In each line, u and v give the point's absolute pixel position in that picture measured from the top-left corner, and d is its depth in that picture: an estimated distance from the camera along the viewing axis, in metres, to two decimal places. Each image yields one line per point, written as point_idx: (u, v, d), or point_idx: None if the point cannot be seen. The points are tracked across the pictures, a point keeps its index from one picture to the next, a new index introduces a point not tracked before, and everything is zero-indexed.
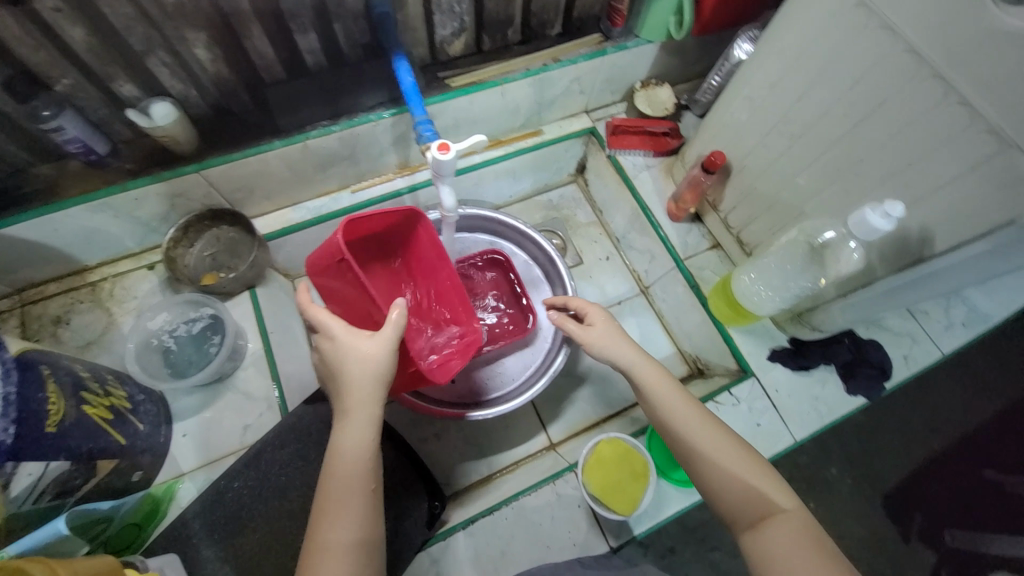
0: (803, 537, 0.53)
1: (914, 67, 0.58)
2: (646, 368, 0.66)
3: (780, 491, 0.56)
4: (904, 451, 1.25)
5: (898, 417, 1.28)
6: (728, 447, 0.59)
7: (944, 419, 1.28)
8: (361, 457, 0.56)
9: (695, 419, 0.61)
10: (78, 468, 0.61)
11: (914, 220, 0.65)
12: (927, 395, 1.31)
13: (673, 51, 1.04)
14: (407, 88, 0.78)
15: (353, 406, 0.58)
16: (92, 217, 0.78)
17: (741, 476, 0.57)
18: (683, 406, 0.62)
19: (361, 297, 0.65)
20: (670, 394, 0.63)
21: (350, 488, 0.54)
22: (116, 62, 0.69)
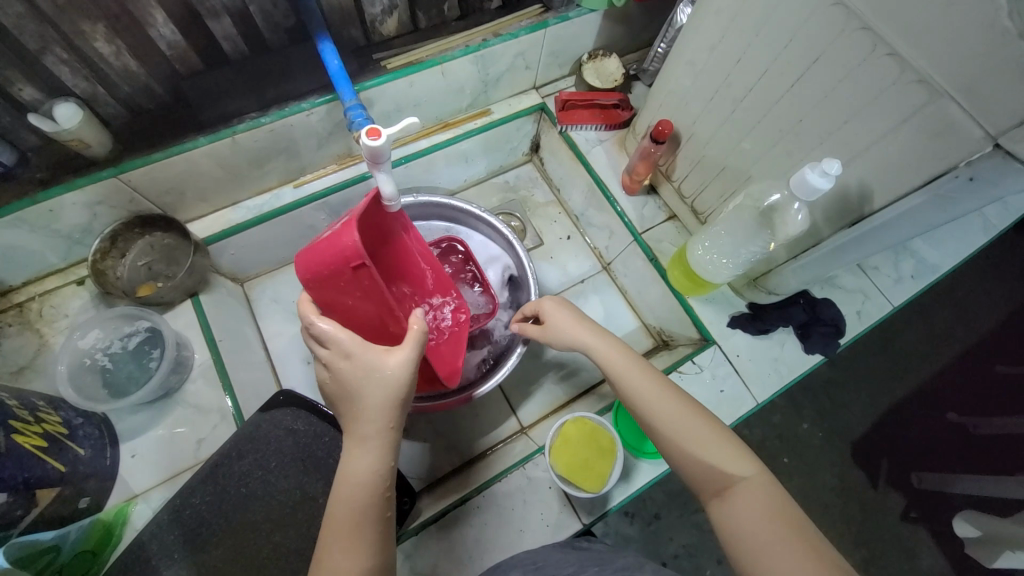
0: (763, 502, 0.52)
1: (843, 20, 0.57)
2: (610, 354, 0.66)
3: (736, 458, 0.55)
4: (867, 402, 1.30)
5: (860, 370, 1.33)
6: (690, 421, 0.58)
7: (903, 368, 1.33)
8: (373, 477, 0.54)
9: (657, 397, 0.60)
10: (17, 499, 0.58)
11: (853, 176, 0.65)
12: (887, 347, 1.35)
13: (617, 20, 1.01)
14: (336, 72, 0.74)
15: (365, 426, 0.56)
16: (5, 234, 0.72)
17: (699, 449, 0.56)
18: (644, 382, 0.62)
19: (374, 308, 0.64)
20: (642, 376, 0.62)
21: (352, 510, 0.52)
22: (9, 63, 0.63)
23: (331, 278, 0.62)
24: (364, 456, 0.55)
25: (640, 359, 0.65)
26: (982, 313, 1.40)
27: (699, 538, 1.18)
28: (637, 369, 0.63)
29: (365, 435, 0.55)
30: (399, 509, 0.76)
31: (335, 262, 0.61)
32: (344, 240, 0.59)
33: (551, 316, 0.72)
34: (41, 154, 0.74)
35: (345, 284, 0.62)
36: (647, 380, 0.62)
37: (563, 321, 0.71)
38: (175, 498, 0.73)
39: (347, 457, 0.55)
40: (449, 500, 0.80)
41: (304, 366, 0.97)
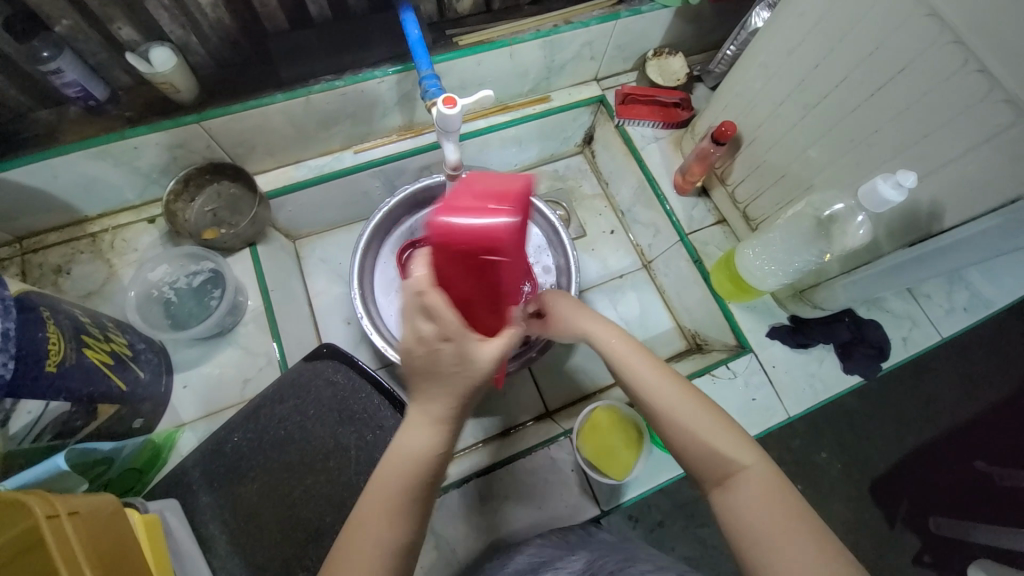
0: (763, 493, 0.52)
1: (935, 32, 0.56)
2: (614, 341, 0.65)
3: (739, 448, 0.54)
4: (894, 437, 1.27)
5: (891, 402, 1.30)
6: (693, 411, 0.57)
7: (935, 408, 1.29)
8: (427, 464, 0.50)
9: (660, 384, 0.60)
10: (79, 410, 0.61)
11: (926, 193, 0.64)
12: (922, 384, 1.31)
13: (688, 19, 1.01)
14: (414, 41, 0.75)
15: (434, 406, 0.51)
16: (91, 165, 0.77)
17: (700, 436, 0.55)
18: (643, 368, 0.61)
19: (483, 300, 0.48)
20: (643, 366, 0.62)
21: (396, 491, 0.49)
22: (116, 4, 0.67)
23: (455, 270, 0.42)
24: (420, 441, 0.51)
25: (642, 349, 0.64)
26: None
27: (702, 551, 1.18)
28: (638, 357, 0.63)
29: (425, 418, 0.51)
30: None
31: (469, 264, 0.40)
32: (495, 253, 0.39)
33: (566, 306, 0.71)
34: (131, 94, 0.78)
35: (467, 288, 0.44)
36: (650, 367, 0.62)
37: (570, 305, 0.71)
38: (217, 432, 0.76)
39: (402, 436, 0.51)
40: (471, 469, 0.82)
41: (344, 326, 1.01)
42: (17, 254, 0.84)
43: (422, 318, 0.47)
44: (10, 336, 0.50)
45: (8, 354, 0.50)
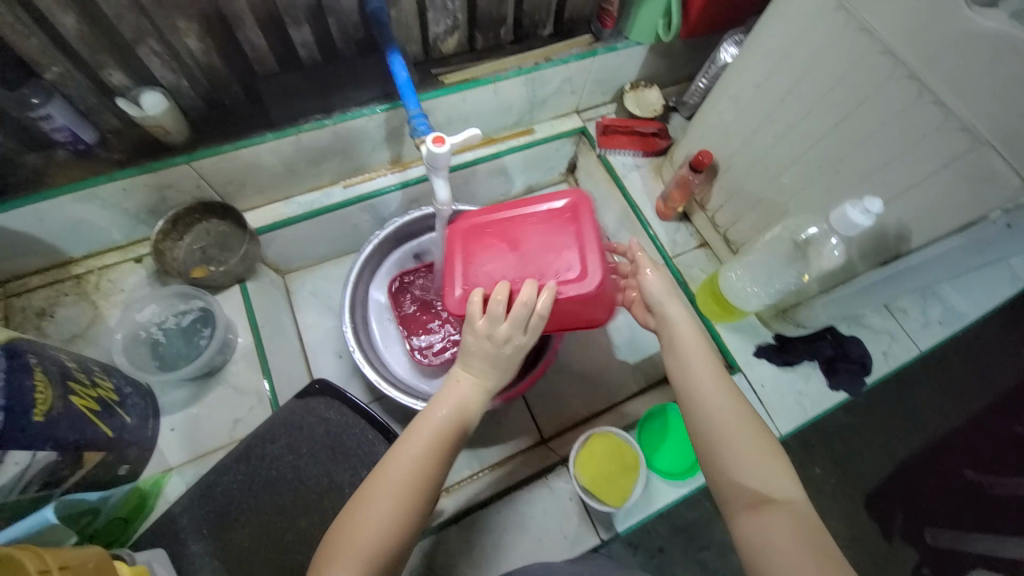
0: (798, 527, 0.51)
1: (890, 69, 0.60)
2: (692, 343, 0.64)
3: (783, 480, 0.54)
4: (883, 449, 1.29)
5: (878, 415, 1.32)
6: (746, 432, 0.57)
7: (919, 419, 1.32)
8: (464, 416, 0.60)
9: (724, 401, 0.59)
10: (65, 458, 0.59)
11: (892, 216, 0.68)
12: (906, 396, 1.34)
13: (662, 54, 1.06)
14: (402, 83, 0.78)
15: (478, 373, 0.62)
16: (79, 208, 0.77)
17: (750, 458, 0.55)
18: (710, 375, 0.61)
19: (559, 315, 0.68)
20: (712, 374, 0.61)
21: (433, 441, 0.57)
22: (107, 52, 0.68)
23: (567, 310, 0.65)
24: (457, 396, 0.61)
25: (714, 359, 0.64)
26: (1004, 370, 1.38)
27: None
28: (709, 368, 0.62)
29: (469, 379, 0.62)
30: None
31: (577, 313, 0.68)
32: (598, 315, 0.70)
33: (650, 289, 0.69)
34: (119, 136, 0.79)
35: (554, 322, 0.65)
36: (715, 378, 0.61)
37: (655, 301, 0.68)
38: (205, 477, 0.75)
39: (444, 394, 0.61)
40: (468, 504, 0.81)
41: (336, 359, 1.00)
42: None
43: (523, 330, 0.62)
44: None
45: None
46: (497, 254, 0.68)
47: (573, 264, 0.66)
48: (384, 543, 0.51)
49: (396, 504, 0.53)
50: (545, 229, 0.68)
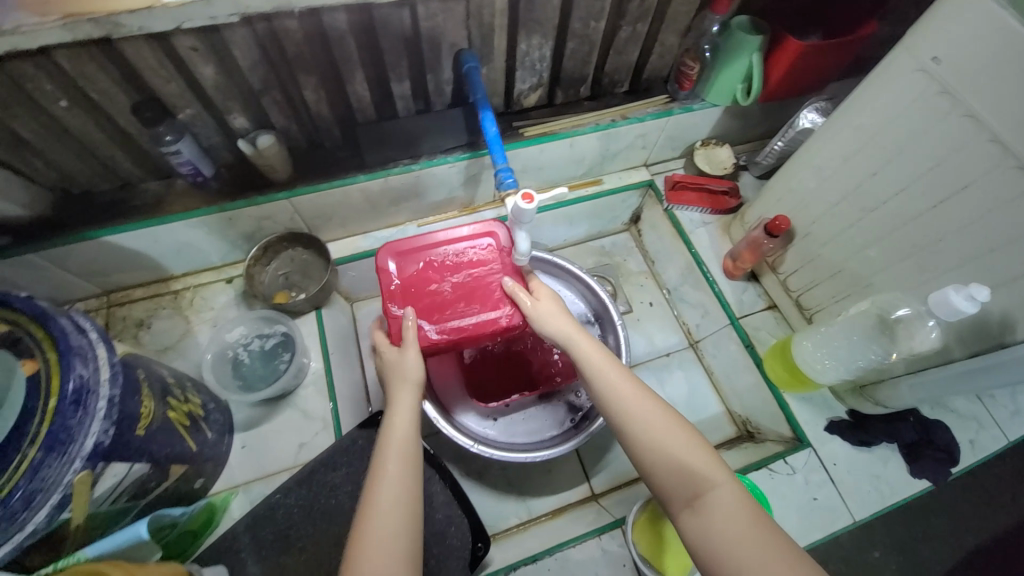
0: (734, 512, 0.52)
1: (1001, 157, 0.58)
2: (594, 353, 0.66)
3: (708, 467, 0.56)
4: (959, 543, 1.17)
5: (956, 503, 1.20)
6: (663, 428, 0.58)
7: (1000, 510, 1.20)
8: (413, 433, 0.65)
9: (640, 404, 0.61)
10: (155, 472, 0.63)
11: (999, 303, 0.64)
12: (987, 488, 1.21)
13: (736, 115, 1.07)
14: (491, 137, 0.81)
15: (398, 393, 0.67)
16: (188, 231, 0.85)
17: (673, 453, 0.57)
18: (619, 379, 0.63)
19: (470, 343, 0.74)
20: (621, 379, 0.63)
21: (403, 458, 0.61)
22: (235, 98, 0.76)
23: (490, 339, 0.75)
24: (408, 418, 0.66)
25: (623, 367, 0.66)
26: None
27: None
28: (617, 377, 0.63)
29: (405, 400, 0.67)
30: (473, 555, 0.75)
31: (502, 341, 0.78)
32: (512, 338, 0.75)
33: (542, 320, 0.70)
34: (231, 170, 0.87)
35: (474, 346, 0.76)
36: (626, 384, 0.63)
37: (551, 321, 0.70)
38: (268, 500, 0.77)
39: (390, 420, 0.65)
40: (518, 557, 0.79)
41: None
42: (104, 306, 0.91)
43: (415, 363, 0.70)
44: (114, 403, 0.53)
45: (110, 420, 0.53)
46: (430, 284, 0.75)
47: (485, 304, 0.74)
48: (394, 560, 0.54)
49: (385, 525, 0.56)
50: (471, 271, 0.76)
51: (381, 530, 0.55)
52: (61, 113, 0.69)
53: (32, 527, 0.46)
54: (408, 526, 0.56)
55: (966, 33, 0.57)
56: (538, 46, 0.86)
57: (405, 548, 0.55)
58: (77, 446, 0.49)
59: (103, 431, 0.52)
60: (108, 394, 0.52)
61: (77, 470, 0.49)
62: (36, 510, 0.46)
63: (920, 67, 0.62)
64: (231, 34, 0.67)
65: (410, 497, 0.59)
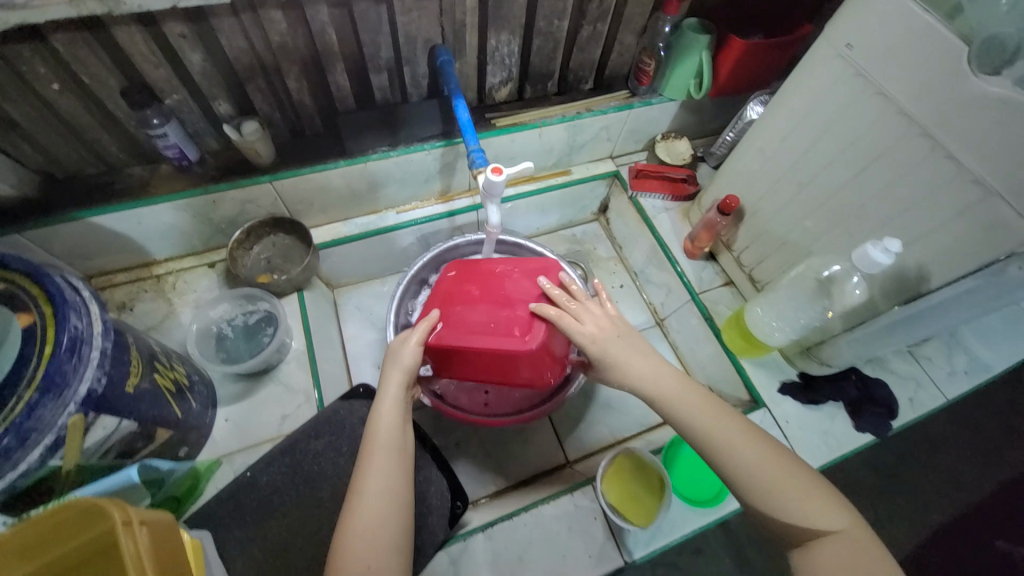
0: (853, 555, 0.51)
1: (906, 126, 0.67)
2: (684, 391, 0.62)
3: (824, 509, 0.53)
4: (917, 517, 1.22)
5: (911, 478, 1.26)
6: (781, 474, 0.55)
7: (956, 484, 1.25)
8: (402, 422, 0.65)
9: (750, 449, 0.57)
10: (142, 432, 0.65)
11: (912, 258, 0.72)
12: (940, 459, 1.28)
13: (691, 109, 1.17)
14: (463, 122, 0.87)
15: (387, 384, 0.67)
16: (172, 214, 0.88)
17: (786, 496, 0.54)
18: (721, 420, 0.59)
19: (474, 356, 0.69)
20: (723, 419, 0.60)
21: (392, 447, 0.62)
22: (221, 85, 0.80)
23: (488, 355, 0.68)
24: (396, 406, 0.66)
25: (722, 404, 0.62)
26: None
27: None
28: (725, 419, 0.59)
29: (394, 390, 0.66)
30: (452, 512, 0.80)
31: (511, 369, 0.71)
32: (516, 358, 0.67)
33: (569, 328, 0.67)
34: (216, 157, 0.91)
35: (476, 360, 0.70)
36: (734, 428, 0.59)
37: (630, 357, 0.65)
38: (250, 469, 0.79)
39: (381, 410, 0.65)
40: (495, 514, 0.84)
41: (375, 370, 1.06)
42: None
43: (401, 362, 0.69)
44: (107, 354, 0.56)
45: (102, 370, 0.56)
46: (461, 297, 0.75)
47: (501, 322, 0.69)
48: (380, 553, 0.56)
49: (369, 516, 0.57)
50: (502, 287, 0.73)
51: (364, 521, 0.57)
52: (51, 95, 0.72)
53: (25, 466, 0.49)
54: (396, 513, 0.58)
55: (869, 22, 0.66)
56: (506, 42, 0.94)
57: (390, 542, 0.57)
58: (72, 390, 0.52)
59: (96, 379, 0.55)
60: (101, 346, 0.56)
61: (71, 413, 0.52)
62: (29, 450, 0.49)
63: (837, 54, 0.71)
64: (219, 22, 0.72)
65: (399, 488, 0.60)
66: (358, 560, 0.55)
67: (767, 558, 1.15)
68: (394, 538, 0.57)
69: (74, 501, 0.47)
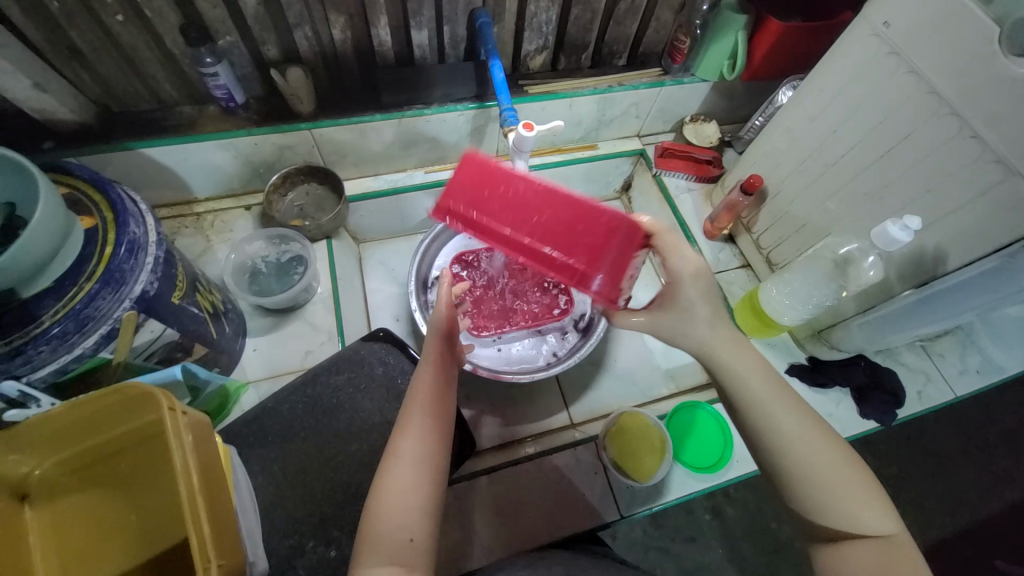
0: (902, 565, 0.47)
1: (935, 106, 0.67)
2: (746, 373, 0.56)
3: (878, 514, 0.50)
4: (914, 527, 1.20)
5: (917, 484, 1.25)
6: (841, 472, 0.51)
7: (961, 493, 1.24)
8: (443, 384, 0.64)
9: (815, 444, 0.51)
10: (182, 343, 0.70)
11: (931, 239, 0.74)
12: (951, 469, 1.26)
13: (723, 92, 1.17)
14: (498, 83, 0.89)
15: (429, 349, 0.66)
16: (216, 153, 0.92)
17: (842, 497, 0.50)
18: (787, 408, 0.53)
19: (547, 198, 0.67)
20: (787, 408, 0.53)
21: (433, 409, 0.61)
22: (271, 30, 0.84)
23: (554, 195, 0.67)
24: (435, 369, 0.64)
25: (789, 390, 0.56)
26: None
27: None
28: (793, 407, 0.53)
29: (434, 355, 0.66)
30: (459, 455, 0.84)
31: (561, 239, 0.68)
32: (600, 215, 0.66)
33: (671, 248, 0.63)
34: (260, 102, 0.95)
35: (540, 210, 0.68)
36: (799, 415, 0.53)
37: (700, 320, 0.60)
38: (273, 397, 0.84)
39: (420, 375, 0.64)
40: (500, 461, 0.90)
41: (393, 322, 1.10)
42: None
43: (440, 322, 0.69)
44: (160, 263, 0.61)
45: (155, 275, 0.60)
46: None
47: None
48: (412, 514, 0.54)
49: (404, 477, 0.56)
50: None
51: (398, 482, 0.55)
52: (115, 26, 0.77)
53: (81, 351, 0.55)
54: (429, 475, 0.57)
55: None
56: (545, 9, 0.95)
57: (423, 503, 0.55)
58: (128, 288, 0.57)
59: (149, 282, 0.59)
60: (156, 254, 0.60)
61: (126, 308, 0.57)
62: (86, 337, 0.55)
63: (874, 32, 0.72)
64: None
65: (435, 452, 0.58)
66: (397, 517, 0.54)
67: (757, 544, 1.16)
68: (429, 498, 0.56)
69: (106, 390, 0.50)
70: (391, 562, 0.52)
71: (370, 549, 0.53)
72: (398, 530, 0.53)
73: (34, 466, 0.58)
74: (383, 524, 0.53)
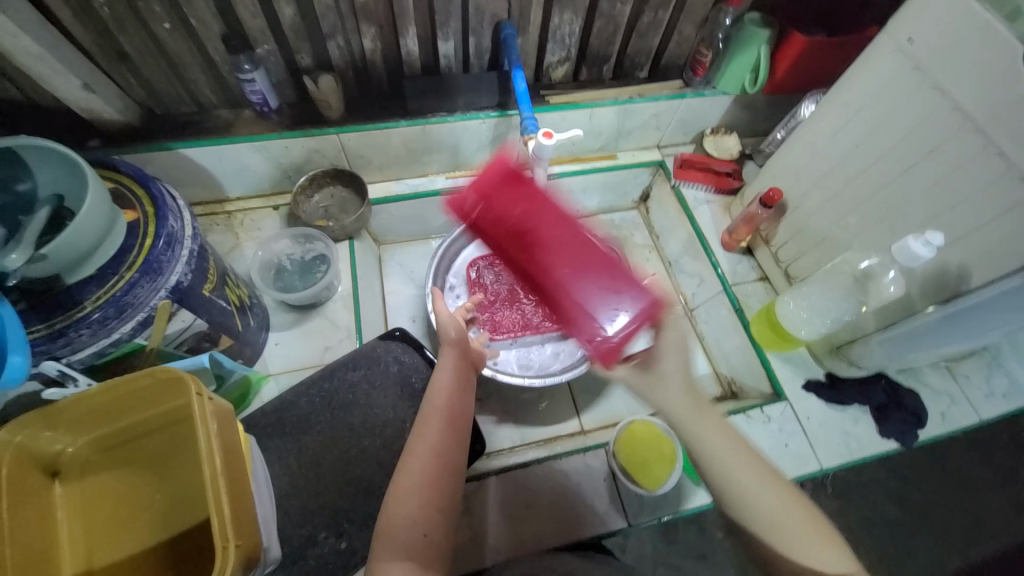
0: None
1: (960, 123, 0.67)
2: (703, 427, 0.57)
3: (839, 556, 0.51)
4: (936, 557, 1.16)
5: (942, 513, 1.20)
6: (793, 516, 0.52)
7: (987, 525, 1.19)
8: (458, 387, 0.66)
9: (762, 487, 0.53)
10: (210, 334, 0.73)
11: (954, 257, 0.73)
12: (978, 499, 1.21)
13: (745, 105, 1.17)
14: (520, 92, 0.92)
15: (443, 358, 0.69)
16: (248, 154, 0.97)
17: (797, 541, 0.51)
18: (739, 458, 0.55)
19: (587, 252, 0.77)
20: (741, 459, 0.55)
21: (451, 411, 0.63)
22: (306, 39, 0.88)
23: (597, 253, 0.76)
24: (451, 374, 0.67)
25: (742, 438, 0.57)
26: None
27: None
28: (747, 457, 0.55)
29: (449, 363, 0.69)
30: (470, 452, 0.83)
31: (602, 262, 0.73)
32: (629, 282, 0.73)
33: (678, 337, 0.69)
34: (292, 108, 0.99)
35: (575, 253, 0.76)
36: (749, 461, 0.55)
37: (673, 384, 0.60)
38: (292, 391, 0.86)
39: (436, 379, 0.66)
40: (510, 463, 0.90)
41: (409, 323, 1.13)
42: None
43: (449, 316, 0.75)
44: (194, 255, 0.65)
45: (189, 267, 0.65)
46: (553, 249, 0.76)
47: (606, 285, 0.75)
48: (428, 512, 0.56)
49: (418, 475, 0.57)
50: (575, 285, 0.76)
51: (412, 482, 0.57)
52: (162, 34, 0.81)
53: (118, 335, 0.59)
54: (446, 475, 0.58)
55: (931, 17, 0.67)
56: (568, 21, 0.98)
57: (438, 501, 0.57)
58: (164, 278, 0.61)
59: (183, 273, 0.64)
60: (191, 248, 0.65)
61: (161, 297, 0.61)
62: (124, 322, 0.59)
63: (898, 48, 0.71)
64: None
65: (452, 452, 0.60)
66: (411, 513, 0.55)
67: None
68: (443, 496, 0.57)
69: (138, 373, 0.53)
70: (405, 558, 0.53)
71: (383, 544, 0.54)
72: (411, 527, 0.54)
73: (68, 443, 0.60)
74: (397, 520, 0.55)
